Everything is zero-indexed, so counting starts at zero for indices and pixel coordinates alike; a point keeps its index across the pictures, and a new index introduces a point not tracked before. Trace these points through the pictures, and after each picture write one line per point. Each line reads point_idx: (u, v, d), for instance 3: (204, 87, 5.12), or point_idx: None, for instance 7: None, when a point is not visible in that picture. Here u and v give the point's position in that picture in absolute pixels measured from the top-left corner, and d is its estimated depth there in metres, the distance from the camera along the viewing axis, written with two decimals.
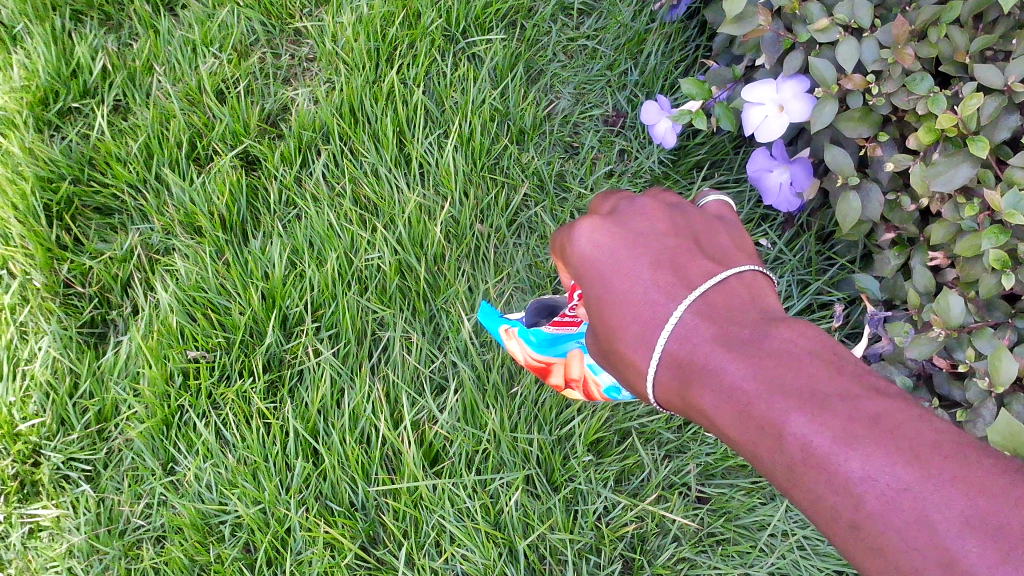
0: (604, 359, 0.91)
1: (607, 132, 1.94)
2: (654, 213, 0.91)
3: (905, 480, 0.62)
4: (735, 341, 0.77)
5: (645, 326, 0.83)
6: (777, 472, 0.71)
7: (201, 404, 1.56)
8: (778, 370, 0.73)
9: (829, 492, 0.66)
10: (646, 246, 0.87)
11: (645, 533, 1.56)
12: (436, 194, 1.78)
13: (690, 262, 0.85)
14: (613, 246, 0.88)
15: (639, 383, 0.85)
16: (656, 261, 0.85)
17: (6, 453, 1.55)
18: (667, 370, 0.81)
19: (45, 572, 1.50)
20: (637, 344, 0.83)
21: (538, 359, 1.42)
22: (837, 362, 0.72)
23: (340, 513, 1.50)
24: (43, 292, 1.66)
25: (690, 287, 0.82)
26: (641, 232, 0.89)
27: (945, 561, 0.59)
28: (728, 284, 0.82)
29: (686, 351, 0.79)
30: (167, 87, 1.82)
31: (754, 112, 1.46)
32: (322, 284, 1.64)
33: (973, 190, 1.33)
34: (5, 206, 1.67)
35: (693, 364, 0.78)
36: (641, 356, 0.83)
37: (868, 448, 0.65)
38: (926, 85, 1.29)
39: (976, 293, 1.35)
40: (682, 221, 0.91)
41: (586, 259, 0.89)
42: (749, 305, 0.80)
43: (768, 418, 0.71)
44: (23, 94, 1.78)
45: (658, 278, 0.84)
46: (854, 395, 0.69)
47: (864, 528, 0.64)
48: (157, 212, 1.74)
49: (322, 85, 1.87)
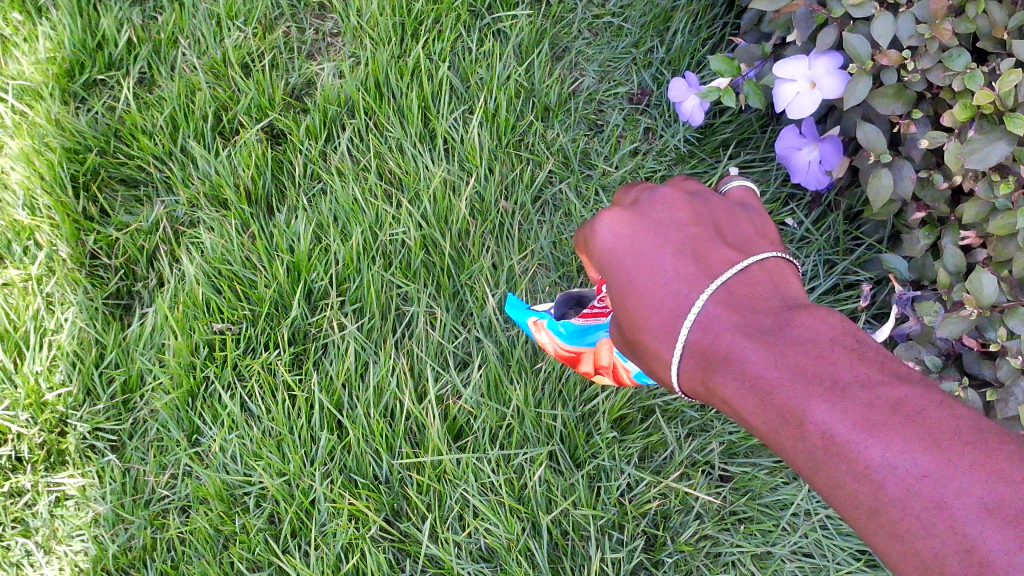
0: (629, 350, 0.90)
1: (633, 111, 1.93)
2: (675, 203, 0.90)
3: (925, 467, 0.61)
4: (758, 329, 0.75)
5: (668, 316, 0.81)
6: (802, 463, 0.70)
7: (226, 375, 1.57)
8: (800, 359, 0.71)
9: (849, 479, 0.65)
10: (668, 236, 0.86)
11: (668, 510, 1.55)
12: (461, 170, 1.77)
13: (713, 250, 0.84)
14: (634, 239, 0.88)
15: (664, 373, 0.84)
16: (679, 250, 0.85)
17: (33, 422, 1.56)
18: (691, 359, 0.80)
19: (72, 540, 1.52)
20: (660, 333, 0.82)
21: (568, 349, 1.43)
22: (859, 349, 0.70)
23: (365, 486, 1.51)
24: (69, 263, 1.68)
25: (714, 275, 0.81)
26: (663, 222, 0.88)
27: (964, 547, 0.58)
28: (750, 272, 0.81)
29: (709, 339, 0.78)
30: (193, 60, 1.82)
31: (786, 88, 1.44)
32: (347, 258, 1.64)
33: (1009, 168, 1.32)
34: (32, 177, 1.69)
35: (715, 353, 0.77)
36: (663, 346, 0.82)
37: (889, 435, 0.64)
38: (962, 62, 1.29)
39: (1010, 272, 1.34)
40: (705, 211, 0.90)
41: (610, 252, 0.89)
42: (771, 291, 0.79)
43: (790, 407, 0.70)
44: (49, 66, 1.79)
45: (681, 268, 0.83)
46: (874, 381, 0.67)
47: (883, 515, 0.63)
48: (183, 184, 1.75)
49: (347, 59, 1.86)
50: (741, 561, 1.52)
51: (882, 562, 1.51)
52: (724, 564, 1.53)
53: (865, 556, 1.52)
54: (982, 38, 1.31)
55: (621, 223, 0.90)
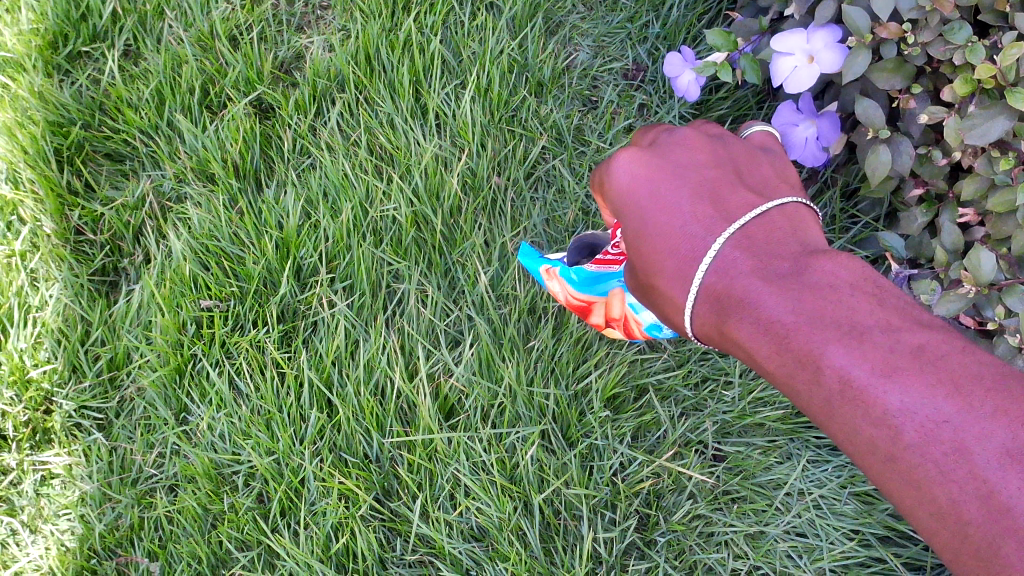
0: (642, 294, 0.91)
1: (627, 87, 1.90)
2: (695, 145, 0.91)
3: (945, 412, 0.63)
4: (775, 273, 0.76)
5: (684, 260, 0.83)
6: (816, 407, 0.71)
7: (214, 353, 1.54)
8: (817, 303, 0.72)
9: (866, 424, 0.66)
10: (686, 178, 0.87)
11: (661, 489, 1.53)
12: (453, 145, 1.75)
13: (731, 194, 0.85)
14: (648, 178, 0.89)
15: (677, 318, 0.86)
16: (697, 192, 0.86)
17: (18, 400, 1.54)
18: (705, 303, 0.81)
19: (58, 519, 1.50)
20: (676, 277, 0.83)
21: (580, 298, 1.42)
22: (879, 295, 0.71)
23: (355, 465, 1.49)
24: (54, 239, 1.66)
25: (731, 219, 0.82)
26: (681, 163, 0.89)
27: (983, 493, 0.60)
28: (770, 216, 0.81)
29: (724, 283, 0.79)
30: (179, 32, 1.79)
31: (783, 62, 1.42)
32: (337, 235, 1.62)
33: (1009, 144, 1.30)
34: (15, 150, 1.66)
35: (731, 297, 0.78)
36: (674, 288, 0.84)
37: (908, 380, 0.65)
38: (963, 35, 1.26)
39: (1009, 250, 1.33)
40: (725, 154, 0.91)
41: (625, 192, 0.90)
42: (788, 235, 0.80)
43: (806, 351, 0.71)
44: (32, 38, 1.76)
45: (698, 211, 0.84)
46: (893, 327, 0.68)
47: (900, 461, 0.65)
48: (169, 159, 1.72)
49: (337, 32, 1.83)
50: (735, 541, 1.50)
51: (875, 542, 1.49)
52: (717, 543, 1.51)
53: (859, 535, 1.50)
54: (984, 11, 1.29)
55: (637, 162, 0.90)
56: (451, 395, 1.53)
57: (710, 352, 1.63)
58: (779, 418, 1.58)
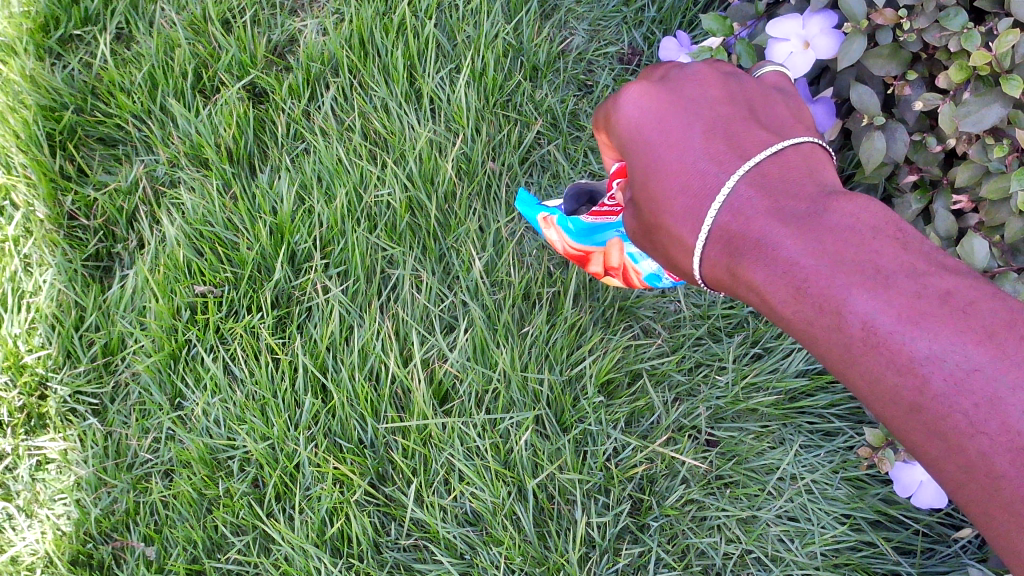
0: (647, 236, 0.92)
1: (623, 71, 1.89)
2: (707, 80, 0.91)
3: (976, 362, 0.65)
4: (792, 214, 0.77)
5: (694, 198, 0.83)
6: (835, 353, 0.74)
7: (209, 339, 1.54)
8: (838, 246, 0.73)
9: (890, 372, 0.69)
10: (698, 115, 0.88)
11: (654, 475, 1.54)
12: (447, 130, 1.74)
13: (744, 131, 0.85)
14: (659, 113, 0.90)
15: (684, 259, 0.87)
16: (709, 130, 0.86)
17: (12, 385, 1.54)
18: (717, 244, 0.82)
19: (54, 504, 1.50)
20: (686, 217, 0.84)
21: (577, 248, 1.44)
22: (903, 238, 0.72)
23: (350, 450, 1.49)
24: (47, 224, 1.65)
25: (746, 156, 0.82)
26: (693, 99, 0.90)
27: (1016, 444, 0.64)
28: (785, 154, 0.82)
29: (738, 224, 0.80)
30: (171, 15, 1.78)
31: (779, 49, 1.40)
32: (331, 219, 1.61)
33: (1004, 131, 1.30)
34: (6, 135, 1.65)
35: (745, 238, 0.79)
36: (681, 224, 0.85)
37: (934, 327, 0.67)
38: (959, 21, 1.26)
39: (1003, 237, 1.33)
40: (738, 91, 0.91)
41: (634, 126, 0.91)
42: (805, 174, 0.80)
43: (827, 295, 0.72)
44: (23, 21, 1.74)
45: (710, 148, 0.84)
46: (919, 270, 0.70)
47: (926, 410, 0.68)
48: (163, 143, 1.71)
49: (331, 16, 1.82)
50: (728, 525, 1.51)
51: (866, 526, 1.50)
52: (709, 528, 1.52)
53: (850, 519, 1.51)
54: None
55: (647, 97, 0.91)
56: (447, 380, 1.53)
57: (704, 339, 1.66)
58: (773, 403, 1.59)
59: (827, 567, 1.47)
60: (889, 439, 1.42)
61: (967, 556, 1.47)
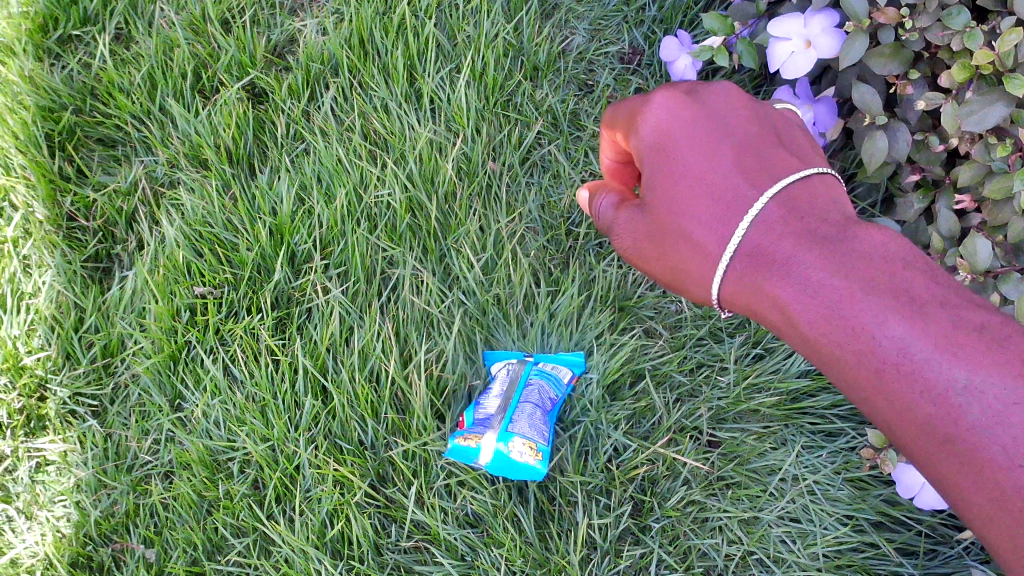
0: (660, 241, 1.02)
1: (623, 70, 1.89)
2: (737, 99, 1.02)
3: (1015, 395, 0.74)
4: (823, 238, 0.88)
5: (725, 212, 0.94)
6: (863, 375, 0.83)
7: (208, 340, 1.54)
8: (870, 271, 0.84)
9: (922, 399, 0.78)
10: (729, 134, 0.99)
11: (655, 476, 1.53)
12: (447, 130, 1.73)
13: (773, 155, 0.97)
14: (689, 122, 1.00)
15: (705, 270, 0.96)
16: (741, 152, 0.97)
17: (12, 387, 1.54)
18: (743, 258, 0.92)
19: (53, 506, 1.49)
20: (715, 230, 0.95)
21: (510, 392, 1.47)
22: (932, 272, 0.83)
23: (350, 452, 1.48)
24: (47, 225, 1.65)
25: (777, 179, 0.94)
26: (723, 115, 1.00)
27: None
28: (812, 181, 0.93)
29: (769, 243, 0.90)
30: (170, 15, 1.77)
31: (780, 48, 1.41)
32: (331, 220, 1.61)
33: (1006, 130, 1.29)
34: (5, 135, 1.65)
35: (774, 255, 0.90)
36: (705, 233, 0.96)
37: (967, 356, 0.77)
38: (961, 20, 1.25)
39: (1005, 237, 1.32)
40: (765, 116, 1.02)
41: (661, 130, 1.00)
42: (828, 200, 0.92)
43: (860, 321, 0.82)
44: (21, 21, 1.74)
45: (742, 168, 0.96)
46: (951, 302, 0.80)
47: (961, 439, 0.77)
48: (162, 144, 1.71)
49: (330, 15, 1.81)
50: (729, 527, 1.50)
51: (869, 527, 1.49)
52: (711, 529, 1.51)
53: (853, 520, 1.51)
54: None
55: (676, 103, 1.01)
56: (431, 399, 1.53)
57: (705, 340, 1.65)
58: (774, 404, 1.58)
59: (829, 568, 1.46)
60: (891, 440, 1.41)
61: (970, 557, 1.46)
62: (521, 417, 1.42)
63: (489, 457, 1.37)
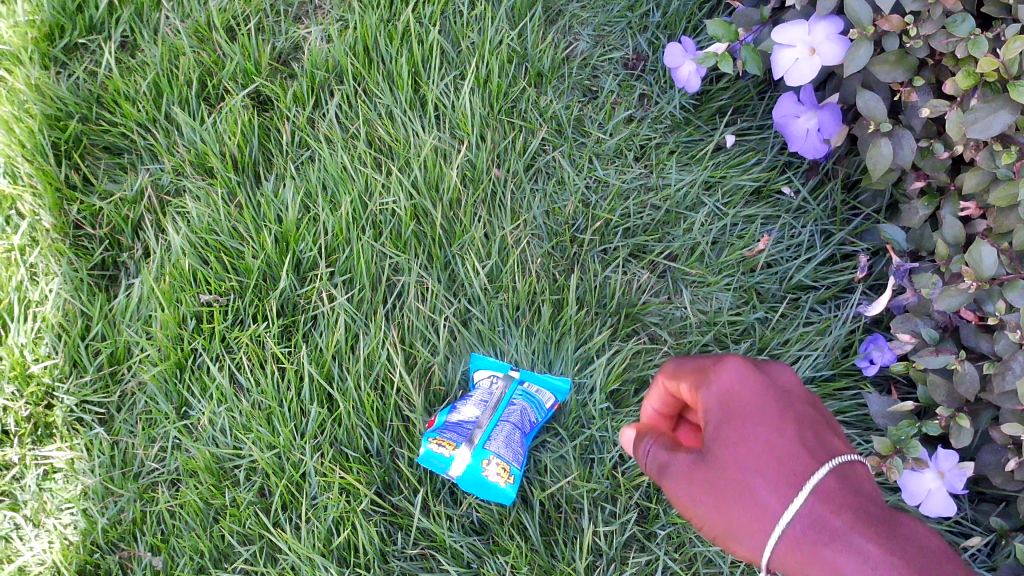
0: (686, 491, 0.88)
1: (628, 76, 1.89)
2: (787, 378, 0.91)
3: None
4: (880, 530, 0.75)
5: (778, 474, 0.81)
6: None
7: (214, 348, 1.55)
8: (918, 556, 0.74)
9: None
10: (786, 405, 0.87)
11: (661, 483, 1.52)
12: (452, 138, 1.74)
13: (827, 437, 0.85)
14: (745, 382, 0.89)
15: (745, 533, 0.81)
16: (796, 422, 0.85)
17: (19, 395, 1.54)
18: (798, 527, 0.77)
19: (60, 513, 1.49)
20: (768, 490, 0.80)
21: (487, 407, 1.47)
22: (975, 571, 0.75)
23: (356, 459, 1.49)
24: (53, 233, 1.65)
25: (833, 457, 0.81)
26: (778, 392, 0.89)
27: None
28: (857, 466, 0.81)
29: (816, 515, 0.77)
30: (176, 23, 1.78)
31: (784, 55, 1.41)
32: (336, 228, 1.61)
33: (1011, 138, 1.29)
34: (12, 144, 1.66)
35: (822, 537, 0.76)
36: (768, 495, 0.80)
37: None
38: (966, 27, 1.26)
39: (1010, 245, 1.32)
40: (817, 404, 0.90)
41: (717, 391, 0.89)
42: (881, 501, 0.80)
43: None
44: (28, 30, 1.75)
45: (798, 443, 0.83)
46: None
47: None
48: (168, 152, 1.71)
49: (335, 22, 1.82)
50: None
51: None
52: None
53: None
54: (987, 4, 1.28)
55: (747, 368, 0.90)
56: (436, 403, 1.56)
57: (710, 346, 1.63)
58: None
59: None
60: (897, 447, 1.38)
61: (976, 564, 1.45)
62: (497, 436, 1.44)
63: (461, 470, 1.40)
